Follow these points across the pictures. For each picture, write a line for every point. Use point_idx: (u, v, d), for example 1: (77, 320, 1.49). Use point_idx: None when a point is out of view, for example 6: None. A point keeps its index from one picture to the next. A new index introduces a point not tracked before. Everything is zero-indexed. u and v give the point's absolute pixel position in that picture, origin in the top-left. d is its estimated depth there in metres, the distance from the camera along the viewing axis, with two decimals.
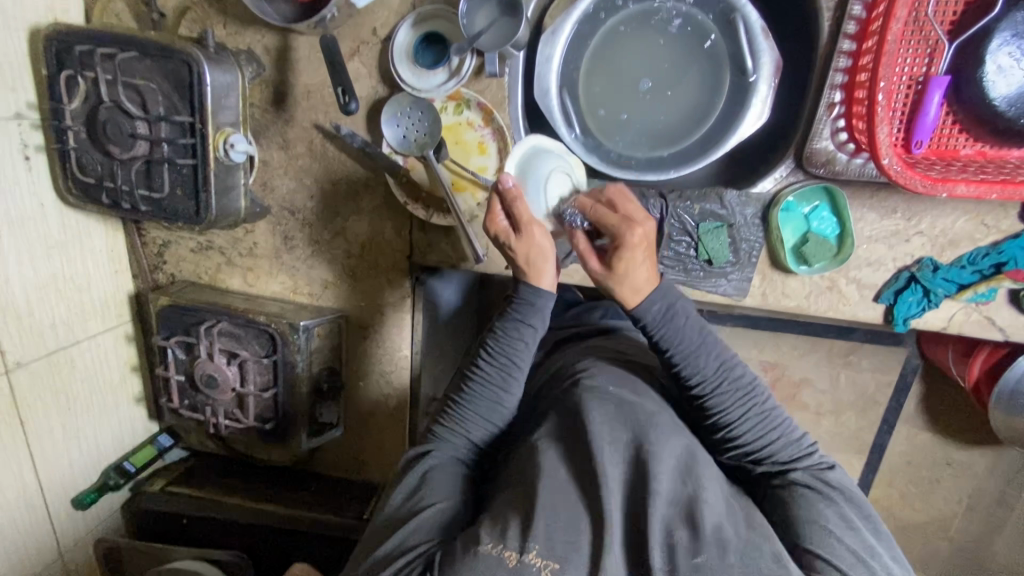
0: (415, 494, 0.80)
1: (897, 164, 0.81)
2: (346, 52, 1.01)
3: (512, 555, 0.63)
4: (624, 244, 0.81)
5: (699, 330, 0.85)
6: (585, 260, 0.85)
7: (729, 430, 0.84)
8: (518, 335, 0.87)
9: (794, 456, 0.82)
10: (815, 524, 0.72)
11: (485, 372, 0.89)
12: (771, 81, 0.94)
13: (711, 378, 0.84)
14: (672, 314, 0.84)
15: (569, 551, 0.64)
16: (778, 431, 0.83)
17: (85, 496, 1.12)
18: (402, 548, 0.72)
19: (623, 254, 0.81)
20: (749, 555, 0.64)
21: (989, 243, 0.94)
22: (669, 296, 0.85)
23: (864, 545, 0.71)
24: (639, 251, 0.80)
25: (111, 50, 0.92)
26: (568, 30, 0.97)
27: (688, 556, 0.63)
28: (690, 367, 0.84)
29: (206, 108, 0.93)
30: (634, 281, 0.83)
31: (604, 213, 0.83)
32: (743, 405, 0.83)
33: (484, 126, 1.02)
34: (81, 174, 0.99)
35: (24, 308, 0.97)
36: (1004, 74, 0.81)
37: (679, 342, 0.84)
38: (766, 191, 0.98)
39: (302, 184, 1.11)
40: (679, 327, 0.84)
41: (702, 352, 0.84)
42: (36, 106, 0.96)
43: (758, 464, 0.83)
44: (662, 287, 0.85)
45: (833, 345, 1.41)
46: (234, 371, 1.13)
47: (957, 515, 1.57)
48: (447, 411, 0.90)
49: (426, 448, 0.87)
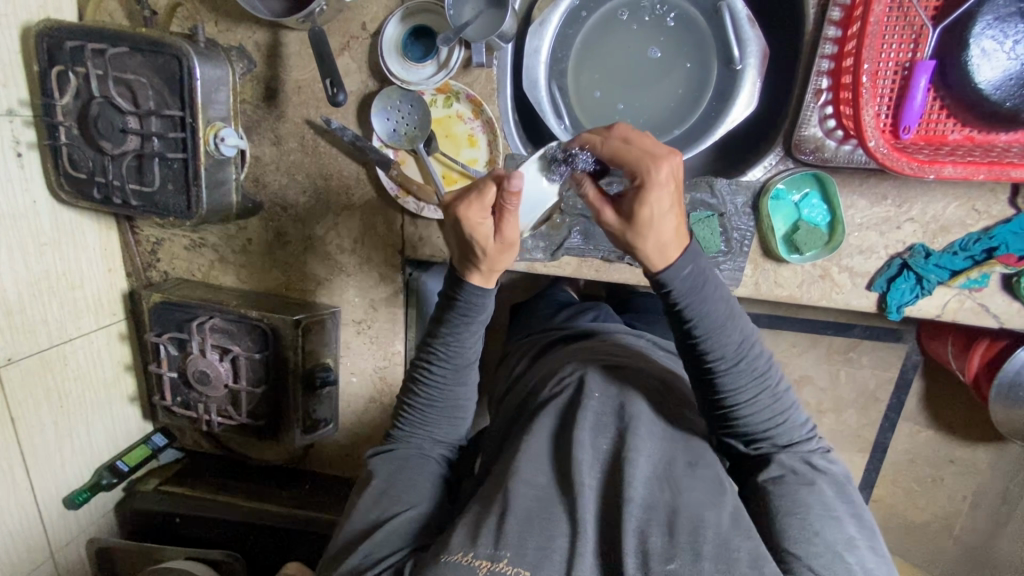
0: (382, 499, 0.78)
1: (884, 146, 0.81)
2: (336, 47, 1.01)
3: (483, 563, 0.61)
4: (651, 183, 0.69)
5: (727, 303, 0.77)
6: (600, 211, 0.75)
7: (736, 411, 0.78)
8: (466, 332, 0.83)
9: (791, 440, 0.78)
10: (794, 518, 0.70)
11: (437, 372, 0.85)
12: (759, 69, 0.93)
13: (732, 356, 0.76)
14: (704, 280, 0.76)
15: (542, 558, 0.62)
16: (786, 415, 0.78)
17: (76, 495, 1.11)
18: (371, 560, 0.70)
19: (651, 198, 0.70)
20: (722, 555, 0.63)
21: (981, 228, 0.93)
22: (701, 264, 0.76)
23: (843, 539, 0.69)
24: (668, 191, 0.69)
25: (102, 45, 0.93)
26: (556, 21, 0.98)
27: (664, 559, 0.61)
28: (713, 342, 0.76)
29: (196, 103, 0.93)
30: (660, 236, 0.72)
31: (621, 150, 0.72)
32: (756, 386, 0.77)
33: (473, 119, 1.02)
34: (74, 170, 1.00)
35: (15, 306, 0.97)
36: (987, 58, 0.81)
37: (706, 315, 0.75)
38: (756, 179, 0.98)
39: (293, 180, 1.11)
40: (709, 296, 0.75)
41: (727, 326, 0.76)
42: (29, 103, 0.96)
43: (754, 444, 0.79)
44: (691, 251, 0.75)
45: (830, 341, 1.40)
46: (226, 367, 1.13)
47: (961, 513, 1.54)
48: (405, 412, 0.87)
49: (387, 449, 0.86)
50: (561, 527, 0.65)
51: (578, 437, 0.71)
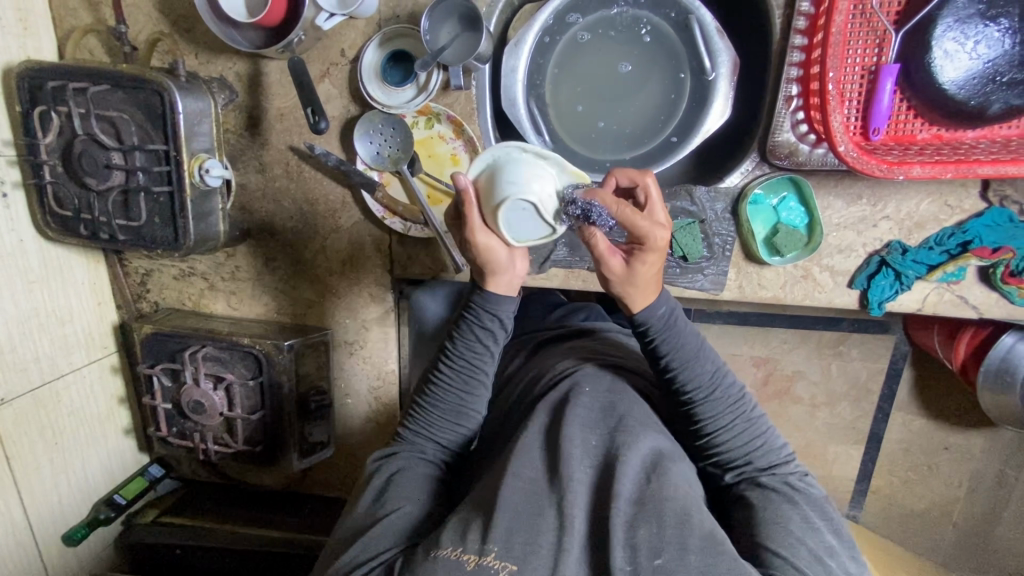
0: (379, 499, 0.78)
1: (853, 150, 0.84)
2: (316, 74, 1.03)
3: (471, 557, 0.62)
4: (649, 248, 0.73)
5: (698, 336, 0.82)
6: (606, 260, 0.76)
7: (713, 438, 0.80)
8: (479, 339, 0.84)
9: (770, 463, 0.79)
10: (777, 525, 0.70)
11: (448, 376, 0.86)
12: (730, 78, 0.96)
13: (706, 385, 0.80)
14: (675, 315, 0.81)
15: (529, 552, 0.62)
16: (763, 439, 0.80)
17: (74, 532, 1.10)
18: (364, 556, 0.70)
19: (648, 258, 0.74)
20: (708, 549, 0.61)
21: (955, 223, 0.96)
22: (672, 302, 0.82)
23: (823, 546, 0.69)
24: (663, 257, 0.74)
25: (82, 83, 0.94)
26: (531, 40, 1.00)
27: (652, 554, 0.61)
28: (686, 374, 0.80)
29: (180, 135, 0.95)
30: (644, 293, 0.78)
31: (635, 215, 0.71)
32: (730, 412, 0.80)
33: (455, 138, 1.04)
34: (59, 208, 1.00)
35: (6, 344, 0.98)
36: (950, 59, 0.84)
37: (678, 347, 0.80)
38: (734, 185, 1.00)
39: (280, 206, 1.12)
40: (682, 331, 0.80)
41: (699, 357, 0.80)
42: (12, 143, 0.97)
43: (735, 469, 0.79)
44: (666, 292, 0.82)
45: (820, 336, 1.42)
46: (220, 396, 1.13)
47: (959, 500, 1.56)
48: (411, 414, 0.88)
49: (392, 450, 0.86)
50: (550, 527, 0.65)
51: (568, 434, 0.72)
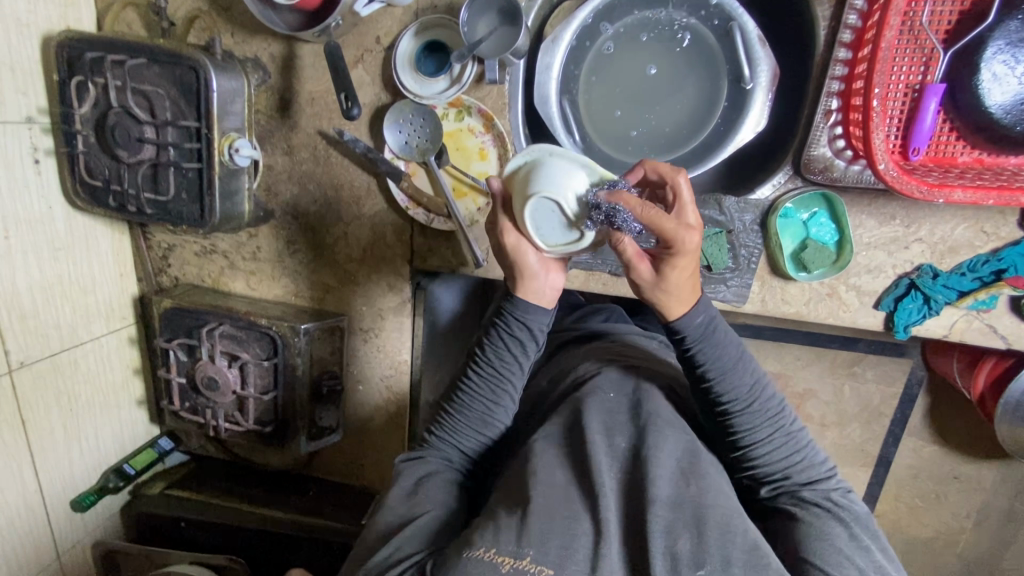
0: (410, 499, 0.78)
1: (893, 170, 0.82)
2: (350, 60, 1.03)
3: (507, 560, 0.60)
4: (679, 251, 0.71)
5: (736, 344, 0.80)
6: (634, 266, 0.74)
7: (751, 451, 0.78)
8: (508, 347, 0.84)
9: (811, 479, 0.77)
10: (823, 542, 0.68)
11: (473, 384, 0.86)
12: (769, 88, 0.95)
13: (743, 398, 0.78)
14: (714, 323, 0.79)
15: (564, 556, 0.61)
16: (803, 454, 0.78)
17: (84, 498, 1.12)
18: (396, 556, 0.69)
19: (676, 262, 0.73)
20: (752, 563, 0.61)
21: (989, 250, 0.93)
22: (710, 309, 0.79)
23: (874, 566, 0.68)
24: (692, 258, 0.72)
25: (120, 56, 0.94)
26: (568, 38, 0.99)
27: (693, 564, 0.60)
28: (723, 385, 0.78)
29: (213, 112, 0.95)
30: (676, 296, 0.76)
31: (663, 217, 0.70)
32: (768, 426, 0.78)
33: (484, 133, 1.03)
34: (89, 177, 1.01)
35: (29, 309, 0.98)
36: (998, 82, 0.81)
37: (716, 358, 0.78)
38: (764, 198, 0.98)
39: (305, 190, 1.12)
40: (720, 340, 0.78)
41: (737, 368, 0.78)
42: (46, 110, 0.98)
43: (774, 485, 0.78)
44: (703, 299, 0.79)
45: (836, 356, 1.40)
46: (235, 374, 1.14)
47: (966, 531, 1.53)
48: (439, 419, 0.88)
49: (419, 453, 0.86)
50: (580, 531, 0.64)
51: (593, 438, 0.71)
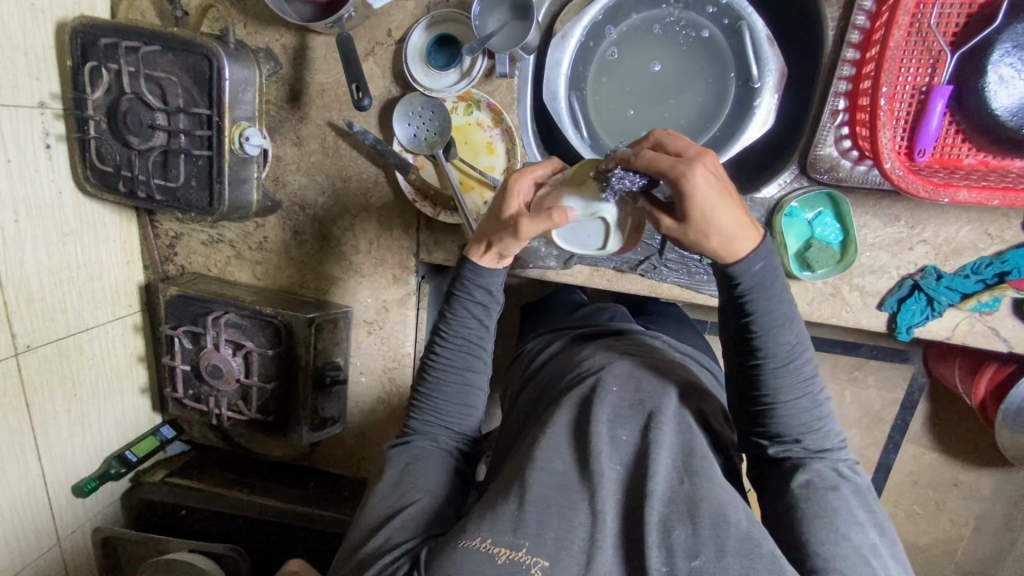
0: (397, 487, 0.78)
1: (899, 169, 0.82)
2: (362, 52, 1.04)
3: (503, 551, 0.62)
4: (687, 192, 0.63)
5: (787, 302, 0.73)
6: (661, 220, 0.69)
7: (772, 410, 0.74)
8: (472, 313, 0.85)
9: (822, 446, 0.73)
10: (821, 520, 0.67)
11: (445, 356, 0.86)
12: (775, 92, 0.95)
13: (782, 357, 0.72)
14: (772, 276, 0.71)
15: (560, 548, 0.62)
16: (823, 422, 0.74)
17: (86, 483, 1.12)
18: (388, 544, 0.70)
19: (694, 206, 0.64)
20: (747, 552, 0.61)
21: (993, 252, 0.93)
22: (771, 257, 0.71)
23: (869, 544, 0.66)
24: (710, 198, 0.63)
25: (135, 43, 0.95)
26: (577, 35, 0.99)
27: (688, 555, 0.61)
28: (767, 341, 0.72)
29: (224, 102, 0.96)
30: (720, 231, 0.66)
31: (657, 156, 0.65)
32: (798, 389, 0.73)
33: (493, 127, 1.04)
34: (100, 162, 1.02)
35: (36, 293, 0.99)
36: (1004, 85, 0.82)
37: (768, 312, 0.71)
38: (770, 197, 0.99)
39: (313, 180, 1.13)
40: (774, 295, 0.71)
41: (786, 326, 0.72)
42: (59, 96, 0.99)
43: (784, 446, 0.74)
44: (765, 246, 0.71)
45: (837, 360, 1.41)
46: (240, 363, 1.15)
47: (964, 538, 1.53)
48: (417, 402, 0.87)
49: (405, 440, 0.85)
50: (578, 522, 0.64)
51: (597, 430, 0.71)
